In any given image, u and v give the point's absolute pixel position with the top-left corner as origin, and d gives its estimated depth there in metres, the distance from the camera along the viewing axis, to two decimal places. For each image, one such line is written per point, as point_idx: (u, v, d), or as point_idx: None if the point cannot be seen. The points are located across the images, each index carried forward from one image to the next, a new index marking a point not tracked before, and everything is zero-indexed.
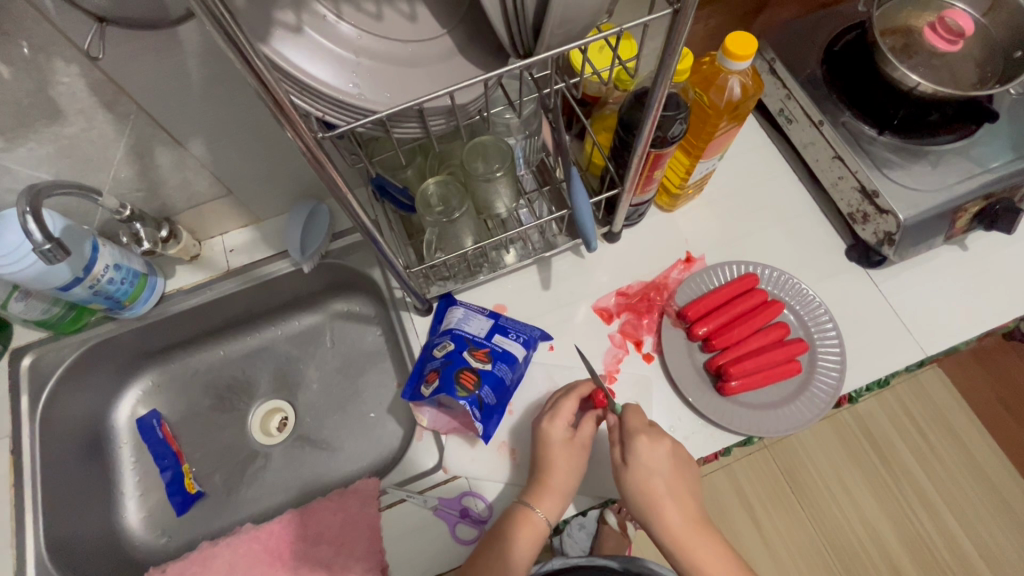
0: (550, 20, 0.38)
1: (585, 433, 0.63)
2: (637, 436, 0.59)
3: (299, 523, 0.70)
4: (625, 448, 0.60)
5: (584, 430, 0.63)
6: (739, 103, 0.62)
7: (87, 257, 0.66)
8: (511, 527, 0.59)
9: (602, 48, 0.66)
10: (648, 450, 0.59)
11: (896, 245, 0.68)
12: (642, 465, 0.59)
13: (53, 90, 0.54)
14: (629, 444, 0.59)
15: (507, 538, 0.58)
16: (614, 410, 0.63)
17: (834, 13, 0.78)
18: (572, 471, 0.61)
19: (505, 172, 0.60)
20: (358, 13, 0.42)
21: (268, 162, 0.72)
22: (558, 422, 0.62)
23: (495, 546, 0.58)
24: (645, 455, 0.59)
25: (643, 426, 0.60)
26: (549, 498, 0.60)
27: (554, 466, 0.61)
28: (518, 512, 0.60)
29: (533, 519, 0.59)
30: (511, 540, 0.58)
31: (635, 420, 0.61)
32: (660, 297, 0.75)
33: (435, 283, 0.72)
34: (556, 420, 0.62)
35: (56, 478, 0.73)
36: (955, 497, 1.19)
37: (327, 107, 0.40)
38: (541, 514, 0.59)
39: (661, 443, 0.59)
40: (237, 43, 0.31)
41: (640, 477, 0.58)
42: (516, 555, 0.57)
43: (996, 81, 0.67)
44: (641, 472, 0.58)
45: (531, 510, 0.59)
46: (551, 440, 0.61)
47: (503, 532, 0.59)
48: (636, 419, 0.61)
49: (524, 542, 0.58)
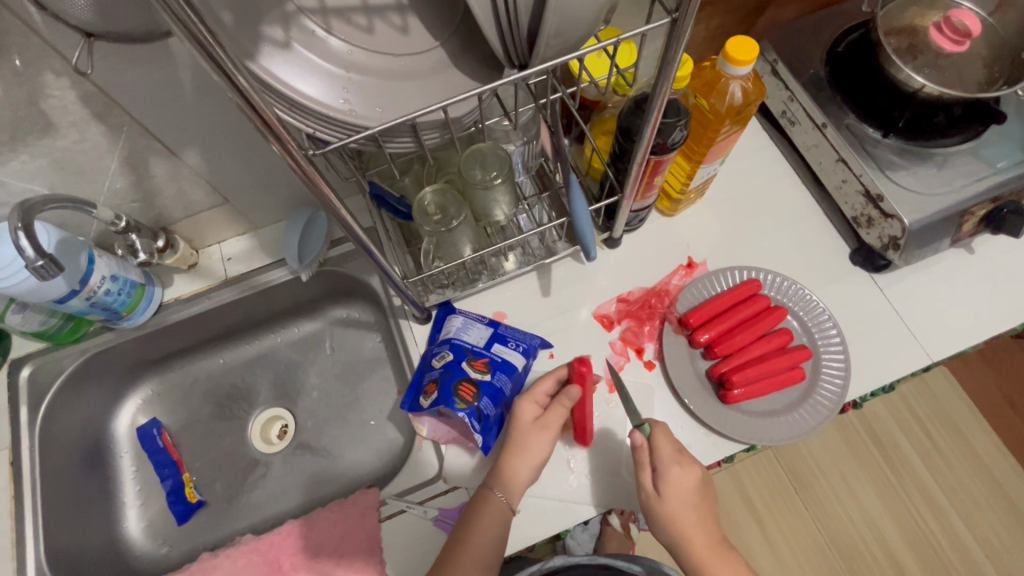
0: (545, 32, 0.37)
1: (554, 420, 0.62)
2: (670, 465, 0.59)
3: (299, 534, 0.70)
4: (658, 475, 0.59)
5: (554, 416, 0.62)
6: (741, 106, 0.61)
7: (83, 269, 0.66)
8: (475, 512, 0.59)
9: (599, 55, 0.64)
10: (680, 480, 0.59)
11: (901, 250, 0.67)
12: (676, 494, 0.59)
13: (44, 103, 0.54)
14: (663, 472, 0.59)
15: (473, 524, 0.58)
16: (642, 430, 0.61)
17: (837, 13, 0.77)
18: (532, 458, 0.61)
19: (503, 179, 0.59)
20: (348, 26, 0.41)
21: (263, 171, 0.71)
22: (528, 399, 0.64)
23: (465, 536, 0.58)
24: (678, 484, 0.59)
25: (674, 453, 0.60)
26: (513, 482, 0.60)
27: (518, 445, 0.62)
28: (480, 495, 0.60)
29: (496, 505, 0.59)
30: (478, 530, 0.58)
31: (666, 445, 0.60)
32: (661, 304, 0.74)
33: (434, 292, 0.71)
34: (527, 396, 0.65)
35: (55, 490, 0.73)
36: (960, 496, 1.18)
37: (317, 123, 0.39)
38: (506, 501, 0.59)
39: (690, 469, 0.60)
40: (220, 64, 0.30)
41: (674, 507, 0.59)
42: (483, 540, 0.57)
43: (1003, 82, 0.65)
44: (677, 501, 0.59)
45: (500, 499, 0.59)
46: (518, 416, 0.64)
47: (468, 519, 0.59)
48: (665, 443, 0.60)
49: (488, 525, 0.58)
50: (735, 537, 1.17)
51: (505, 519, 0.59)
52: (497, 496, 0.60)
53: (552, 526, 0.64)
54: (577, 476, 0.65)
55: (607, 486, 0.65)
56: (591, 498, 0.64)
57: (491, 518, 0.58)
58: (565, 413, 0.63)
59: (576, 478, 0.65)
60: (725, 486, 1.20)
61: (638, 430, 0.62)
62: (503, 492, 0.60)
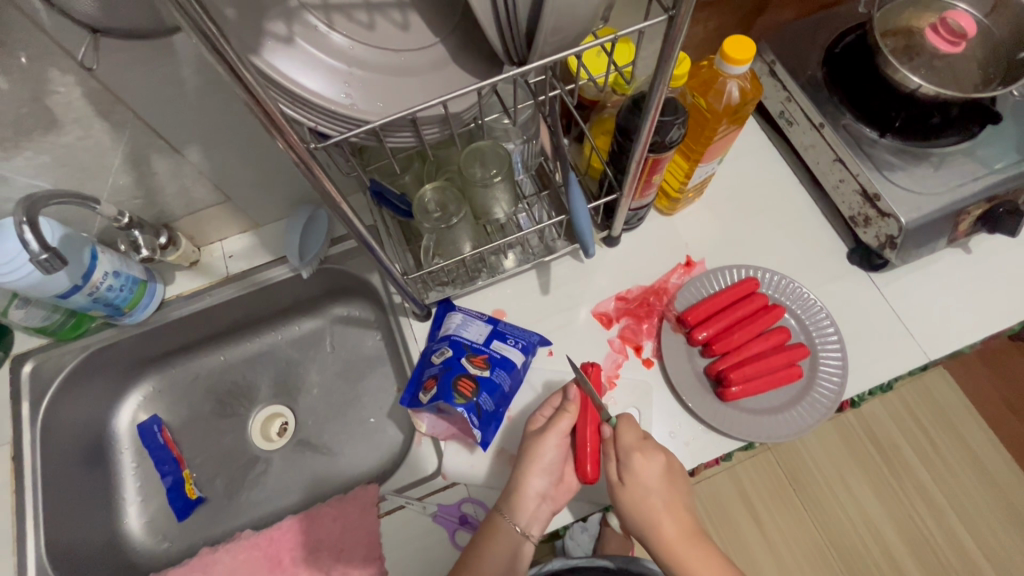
0: (543, 28, 0.37)
1: (559, 424, 0.61)
2: (631, 454, 0.58)
3: (299, 530, 0.70)
4: (621, 465, 0.59)
5: (559, 421, 0.61)
6: (738, 106, 0.62)
7: (86, 265, 0.66)
8: (484, 533, 0.60)
9: (598, 53, 0.65)
10: (642, 468, 0.58)
11: (898, 248, 0.68)
12: (638, 482, 0.58)
13: (49, 100, 0.54)
14: (625, 462, 0.58)
15: (480, 543, 0.59)
16: (608, 422, 0.61)
17: (834, 14, 0.77)
18: (538, 468, 0.61)
19: (503, 177, 0.60)
20: (350, 22, 0.42)
21: (265, 169, 0.72)
22: (541, 413, 0.65)
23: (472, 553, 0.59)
24: (639, 470, 0.58)
25: (637, 442, 0.59)
26: (517, 494, 0.60)
27: (526, 455, 0.61)
28: (489, 518, 0.62)
29: (502, 520, 0.60)
30: (483, 543, 0.59)
31: (628, 435, 0.59)
32: (660, 302, 0.74)
33: (434, 289, 0.72)
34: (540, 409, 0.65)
35: (56, 484, 0.73)
36: (958, 496, 1.18)
37: (319, 117, 0.40)
38: (512, 515, 0.60)
39: (654, 458, 0.58)
40: (225, 58, 0.31)
41: (637, 496, 0.58)
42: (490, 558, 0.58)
43: (999, 82, 0.66)
44: (639, 491, 0.58)
45: (506, 514, 0.60)
46: (530, 429, 0.64)
47: (476, 539, 0.60)
48: (629, 433, 0.60)
49: (496, 546, 0.59)
50: (735, 540, 1.17)
51: (512, 535, 0.60)
52: (504, 511, 0.61)
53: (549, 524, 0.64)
54: None
55: (604, 483, 0.65)
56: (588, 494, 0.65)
57: (497, 538, 0.59)
58: (570, 421, 0.62)
59: None
60: (726, 488, 1.21)
61: (607, 423, 0.61)
62: (509, 508, 0.60)
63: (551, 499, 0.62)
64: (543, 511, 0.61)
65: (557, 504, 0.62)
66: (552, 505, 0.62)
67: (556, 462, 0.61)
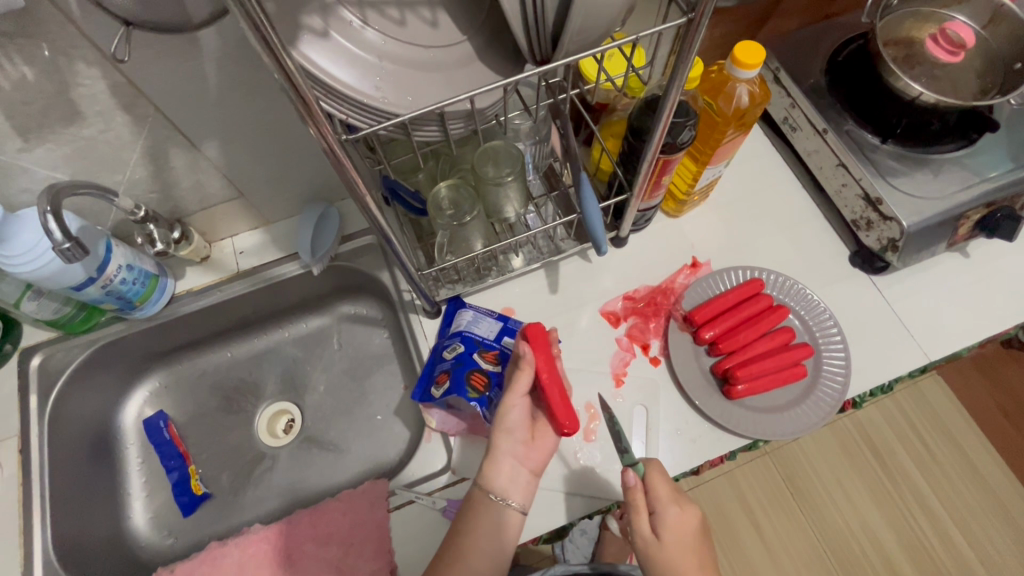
0: (569, 28, 0.38)
1: (515, 384, 0.59)
2: (668, 505, 0.57)
3: (309, 523, 0.71)
4: (656, 518, 0.57)
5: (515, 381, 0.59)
6: (746, 110, 0.63)
7: (101, 257, 0.67)
8: (465, 509, 0.60)
9: (615, 55, 0.67)
10: (678, 519, 0.57)
11: (899, 252, 0.69)
12: (674, 537, 0.57)
13: (74, 92, 0.55)
14: (661, 514, 0.57)
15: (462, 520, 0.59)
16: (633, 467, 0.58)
17: (837, 24, 0.80)
18: (501, 429, 0.60)
19: (515, 176, 0.61)
20: (382, 18, 0.43)
21: (280, 164, 0.73)
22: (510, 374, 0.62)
23: (456, 533, 0.58)
24: (675, 523, 0.57)
25: (672, 493, 0.58)
26: (488, 461, 0.60)
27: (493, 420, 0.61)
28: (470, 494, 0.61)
29: (478, 492, 0.60)
30: (462, 524, 0.59)
31: (661, 485, 0.58)
32: (667, 301, 0.76)
33: (444, 287, 0.73)
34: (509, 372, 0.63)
35: (63, 478, 0.73)
36: (955, 504, 1.19)
37: (350, 109, 0.41)
38: (485, 484, 0.59)
39: (687, 508, 0.58)
40: (270, 46, 0.32)
41: (673, 552, 0.57)
42: (475, 538, 0.57)
43: (996, 91, 0.68)
44: (676, 545, 0.57)
45: (480, 484, 0.60)
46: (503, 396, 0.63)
47: (459, 518, 0.60)
48: (661, 483, 0.58)
49: (475, 524, 0.58)
50: (735, 549, 1.18)
51: (488, 506, 0.58)
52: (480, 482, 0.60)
53: (557, 519, 0.64)
54: (562, 470, 0.66)
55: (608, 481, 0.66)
56: (591, 492, 0.65)
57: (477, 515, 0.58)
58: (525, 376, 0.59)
59: (578, 473, 0.66)
60: (725, 492, 1.23)
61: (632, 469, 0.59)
62: (482, 477, 0.60)
63: (526, 460, 0.60)
64: (519, 473, 0.59)
65: (534, 466, 0.60)
66: (529, 466, 0.60)
67: (520, 420, 0.60)
